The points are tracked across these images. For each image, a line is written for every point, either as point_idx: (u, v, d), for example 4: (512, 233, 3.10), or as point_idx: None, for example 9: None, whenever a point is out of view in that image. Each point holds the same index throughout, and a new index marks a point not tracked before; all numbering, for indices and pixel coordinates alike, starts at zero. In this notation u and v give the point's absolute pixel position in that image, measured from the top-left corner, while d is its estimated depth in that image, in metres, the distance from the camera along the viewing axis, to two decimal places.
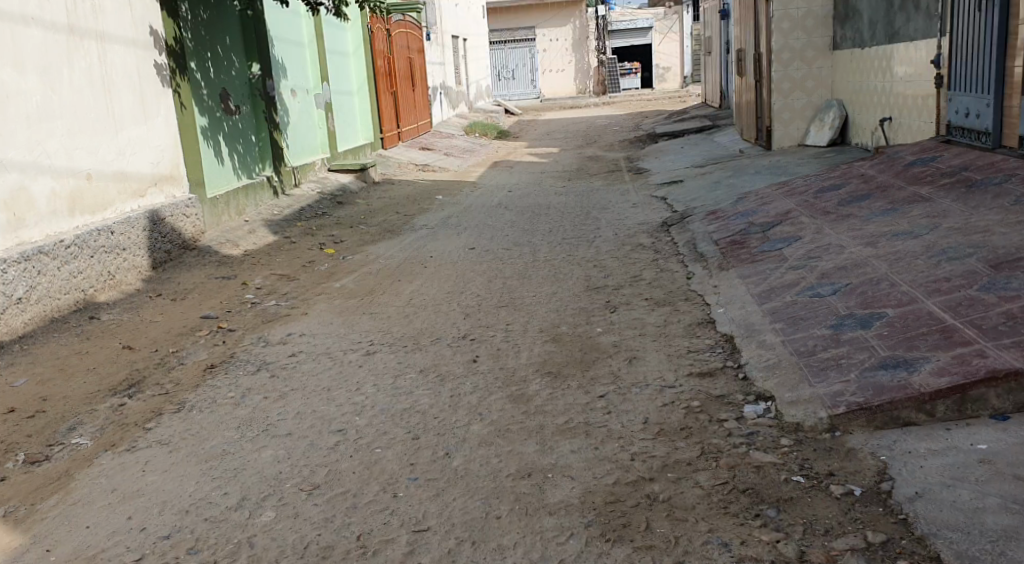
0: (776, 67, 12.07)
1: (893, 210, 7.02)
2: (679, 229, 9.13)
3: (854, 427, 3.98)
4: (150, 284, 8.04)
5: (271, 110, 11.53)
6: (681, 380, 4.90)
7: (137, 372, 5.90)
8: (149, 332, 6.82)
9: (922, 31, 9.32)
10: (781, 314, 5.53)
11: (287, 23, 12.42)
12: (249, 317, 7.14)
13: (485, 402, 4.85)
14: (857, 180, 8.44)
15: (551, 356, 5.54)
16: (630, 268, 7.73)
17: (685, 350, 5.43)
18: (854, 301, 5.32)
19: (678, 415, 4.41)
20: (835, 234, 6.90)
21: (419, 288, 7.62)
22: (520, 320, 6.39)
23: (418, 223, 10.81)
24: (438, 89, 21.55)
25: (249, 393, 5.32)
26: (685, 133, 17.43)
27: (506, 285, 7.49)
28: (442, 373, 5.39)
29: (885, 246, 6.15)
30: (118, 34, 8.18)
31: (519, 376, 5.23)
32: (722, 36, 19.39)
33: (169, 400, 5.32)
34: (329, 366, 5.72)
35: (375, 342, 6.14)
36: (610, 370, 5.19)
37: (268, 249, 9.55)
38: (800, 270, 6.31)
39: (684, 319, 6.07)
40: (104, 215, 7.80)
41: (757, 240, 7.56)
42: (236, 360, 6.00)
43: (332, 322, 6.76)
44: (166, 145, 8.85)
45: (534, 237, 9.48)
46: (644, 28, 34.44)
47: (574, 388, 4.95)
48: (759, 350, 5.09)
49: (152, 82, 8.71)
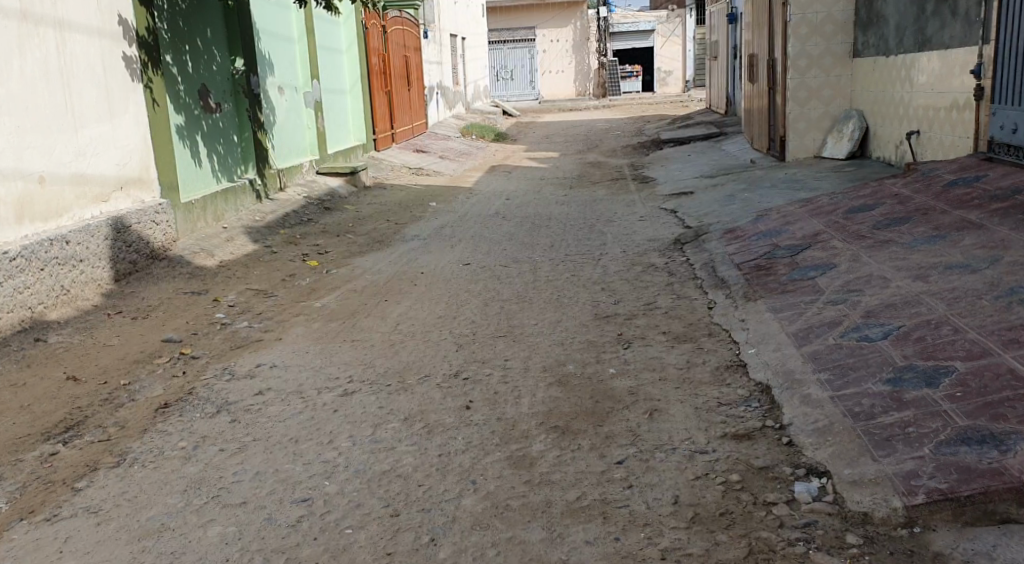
0: (793, 74, 11.28)
1: (939, 237, 6.28)
2: (694, 249, 8.34)
3: (937, 521, 3.29)
4: (110, 299, 7.26)
5: (255, 109, 10.72)
6: (713, 444, 4.14)
7: (78, 412, 5.12)
8: (99, 358, 6.03)
9: (958, 38, 8.53)
10: (824, 361, 4.76)
11: (275, 16, 11.61)
12: (217, 342, 6.34)
13: (480, 465, 4.07)
14: (892, 200, 7.69)
15: (557, 405, 4.75)
16: (643, 294, 6.96)
17: (714, 403, 4.65)
18: (913, 350, 4.55)
19: (714, 495, 3.67)
20: (875, 263, 6.14)
21: (406, 311, 6.83)
22: (520, 356, 5.61)
23: (409, 233, 10.03)
24: (434, 89, 20.73)
25: (203, 443, 4.54)
26: (692, 139, 16.64)
27: (503, 311, 6.70)
28: (430, 423, 4.60)
29: (938, 281, 5.39)
30: (80, 23, 7.39)
31: (519, 430, 4.44)
32: (729, 41, 18.67)
33: (110, 450, 4.56)
34: (298, 410, 4.91)
35: (355, 380, 5.33)
36: (628, 427, 4.40)
37: (246, 260, 8.76)
38: (840, 306, 5.55)
39: (710, 360, 5.31)
40: (59, 223, 7.02)
41: (784, 267, 6.79)
42: (194, 399, 5.19)
43: (308, 352, 5.96)
44: (134, 145, 8.06)
45: (536, 253, 8.69)
46: (646, 31, 33.66)
47: (586, 449, 4.17)
48: (803, 408, 4.31)
49: (119, 76, 7.90)
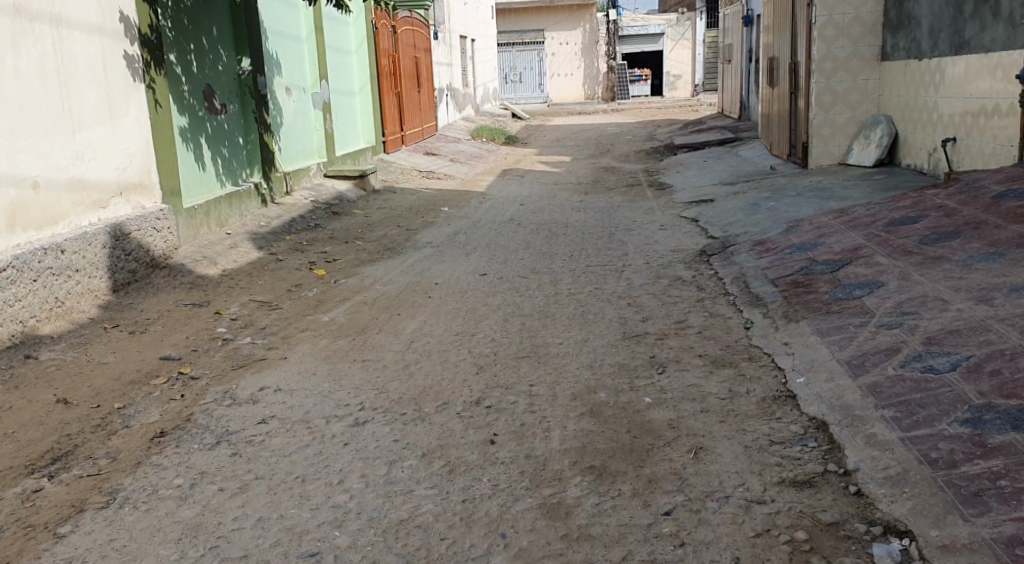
0: (818, 77, 10.81)
1: (996, 254, 5.84)
2: (723, 261, 7.88)
3: None
4: (107, 311, 6.83)
5: (262, 110, 10.28)
6: (771, 492, 3.74)
7: (67, 440, 4.67)
8: (92, 379, 5.58)
9: (1001, 41, 8.04)
10: (887, 395, 4.32)
11: (283, 15, 11.17)
12: (218, 361, 5.90)
13: (510, 515, 3.69)
14: (936, 211, 7.25)
15: (591, 441, 4.30)
16: (673, 311, 6.51)
17: (766, 441, 4.20)
18: (989, 386, 4.11)
19: (780, 558, 3.37)
20: (928, 282, 5.71)
21: (422, 327, 6.39)
22: (546, 381, 5.16)
23: (422, 240, 9.60)
24: (444, 91, 20.27)
25: (201, 481, 4.08)
26: (708, 144, 16.16)
27: (524, 328, 6.24)
28: (451, 461, 4.15)
29: (1005, 304, 4.96)
30: (80, 19, 6.95)
31: (551, 471, 4.01)
32: (745, 45, 18.18)
33: (100, 486, 4.11)
34: (305, 442, 4.45)
35: (367, 407, 4.87)
36: (673, 468, 3.98)
37: (250, 268, 8.32)
38: (894, 331, 5.10)
39: (755, 389, 4.85)
40: (54, 231, 6.59)
41: (825, 284, 6.35)
42: (192, 426, 4.74)
43: (315, 373, 5.50)
44: (136, 149, 7.62)
45: (556, 263, 8.25)
46: (655, 35, 33.04)
47: (629, 496, 3.77)
48: (869, 451, 3.89)
49: (121, 75, 7.46)
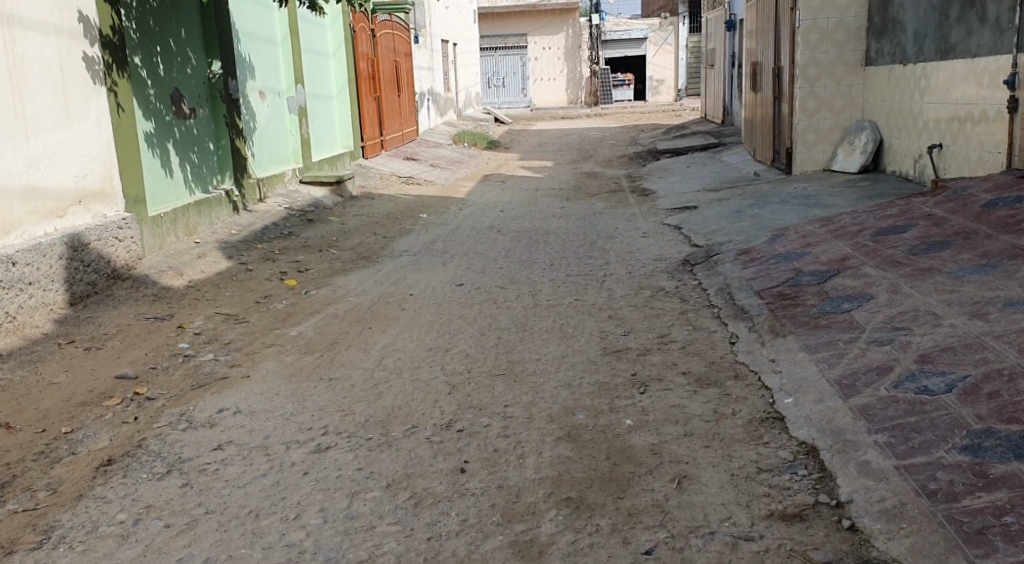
0: (803, 82, 10.59)
1: (988, 266, 5.61)
2: (707, 271, 7.63)
3: None
4: (62, 325, 6.52)
5: (234, 115, 9.97)
6: (759, 527, 3.50)
7: (6, 469, 4.37)
8: (41, 400, 5.26)
9: (988, 46, 7.82)
10: (880, 418, 4.07)
11: (256, 17, 10.86)
12: (176, 380, 5.59)
13: (478, 555, 3.43)
14: (925, 220, 7.03)
15: (568, 468, 4.03)
16: (656, 324, 6.25)
17: (753, 468, 3.94)
18: (987, 409, 3.88)
19: None
20: (919, 296, 5.47)
21: (394, 342, 6.11)
22: (522, 401, 4.89)
23: (397, 248, 9.32)
24: (425, 94, 19.99)
25: (146, 516, 3.80)
26: (692, 149, 15.94)
27: (500, 343, 5.97)
28: (417, 493, 3.87)
29: (1001, 320, 4.73)
30: (35, 20, 6.64)
31: (525, 504, 3.74)
32: (728, 49, 17.97)
33: (35, 522, 3.82)
34: (262, 471, 4.16)
35: (331, 431, 4.59)
36: (655, 500, 3.72)
37: (218, 279, 8.02)
38: (885, 348, 4.85)
39: (742, 410, 4.59)
40: (5, 240, 6.28)
41: (812, 297, 6.10)
42: (141, 454, 4.44)
43: (278, 393, 5.21)
44: (96, 155, 7.31)
45: (535, 272, 7.98)
46: (638, 39, 32.81)
47: (608, 534, 3.52)
48: (862, 481, 3.65)
49: (80, 79, 7.15)
